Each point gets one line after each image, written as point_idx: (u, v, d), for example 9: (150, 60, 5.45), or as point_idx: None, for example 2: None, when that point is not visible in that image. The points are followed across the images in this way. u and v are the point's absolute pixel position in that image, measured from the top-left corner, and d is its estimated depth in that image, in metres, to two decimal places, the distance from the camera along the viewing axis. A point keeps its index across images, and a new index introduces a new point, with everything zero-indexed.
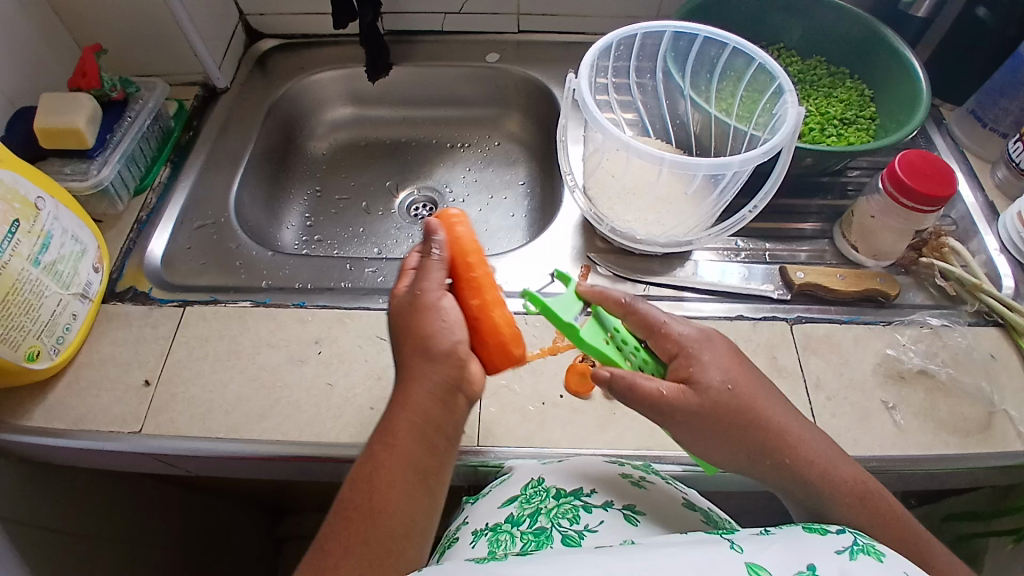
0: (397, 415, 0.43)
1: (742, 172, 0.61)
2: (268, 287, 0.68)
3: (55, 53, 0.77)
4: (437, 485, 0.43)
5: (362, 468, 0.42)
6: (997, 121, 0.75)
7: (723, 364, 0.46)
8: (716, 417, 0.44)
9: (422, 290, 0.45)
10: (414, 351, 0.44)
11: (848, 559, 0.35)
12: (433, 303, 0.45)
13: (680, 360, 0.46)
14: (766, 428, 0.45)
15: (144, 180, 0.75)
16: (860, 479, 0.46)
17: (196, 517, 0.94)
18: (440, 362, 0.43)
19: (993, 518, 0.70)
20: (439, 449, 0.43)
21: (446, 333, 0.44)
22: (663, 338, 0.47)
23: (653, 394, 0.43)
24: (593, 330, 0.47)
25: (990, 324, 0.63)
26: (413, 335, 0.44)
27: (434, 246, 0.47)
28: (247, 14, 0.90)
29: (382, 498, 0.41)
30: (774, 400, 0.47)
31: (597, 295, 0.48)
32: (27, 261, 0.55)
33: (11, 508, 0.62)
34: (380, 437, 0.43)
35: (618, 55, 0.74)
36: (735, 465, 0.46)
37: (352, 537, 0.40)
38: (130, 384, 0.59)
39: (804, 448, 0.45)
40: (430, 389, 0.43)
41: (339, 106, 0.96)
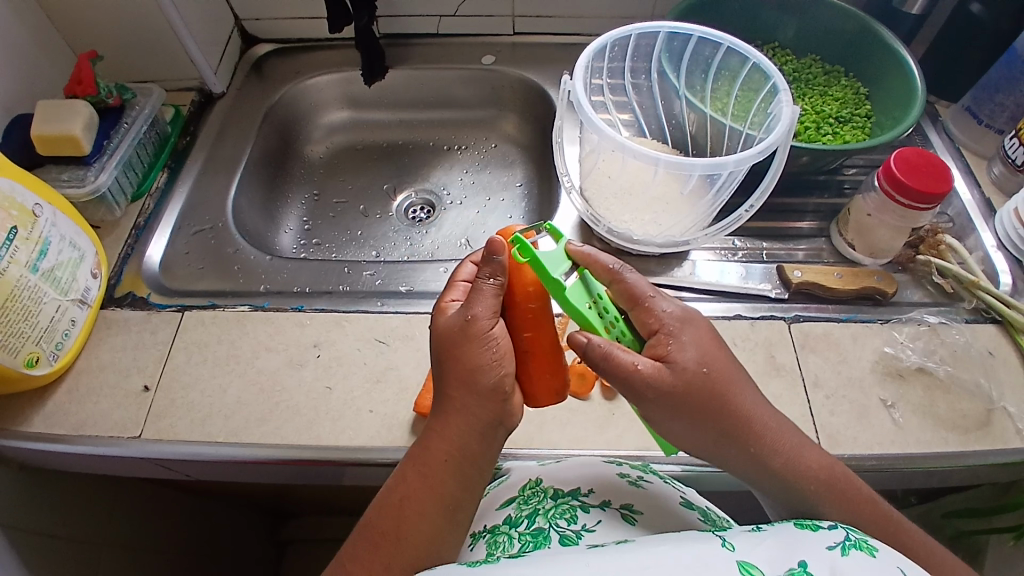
0: (432, 443, 0.44)
1: (738, 172, 0.61)
2: (266, 291, 0.68)
3: (51, 60, 0.77)
4: (465, 517, 0.44)
5: (393, 493, 0.43)
6: (993, 117, 0.75)
7: (702, 346, 0.45)
8: (690, 398, 0.43)
9: (473, 317, 0.43)
10: (456, 384, 0.43)
11: (839, 555, 0.35)
12: (483, 336, 0.43)
13: (659, 338, 0.44)
14: (737, 415, 0.44)
15: (142, 185, 0.75)
16: (825, 467, 0.46)
17: (197, 522, 0.94)
18: (482, 398, 0.43)
19: (994, 515, 0.70)
20: (470, 481, 0.44)
21: (492, 367, 0.43)
22: (645, 313, 0.45)
23: (628, 368, 0.41)
24: (579, 292, 0.45)
25: (988, 321, 0.64)
26: (457, 366, 0.43)
27: (491, 271, 0.44)
28: (243, 19, 0.90)
29: (410, 526, 0.42)
30: (747, 387, 0.46)
31: (588, 256, 0.45)
32: (25, 267, 0.55)
33: (12, 515, 0.63)
34: (414, 464, 0.44)
35: (613, 57, 0.74)
36: (699, 449, 0.46)
37: (378, 561, 0.41)
38: (129, 390, 0.60)
39: (771, 437, 0.45)
40: (466, 421, 0.43)
41: (336, 109, 0.96)
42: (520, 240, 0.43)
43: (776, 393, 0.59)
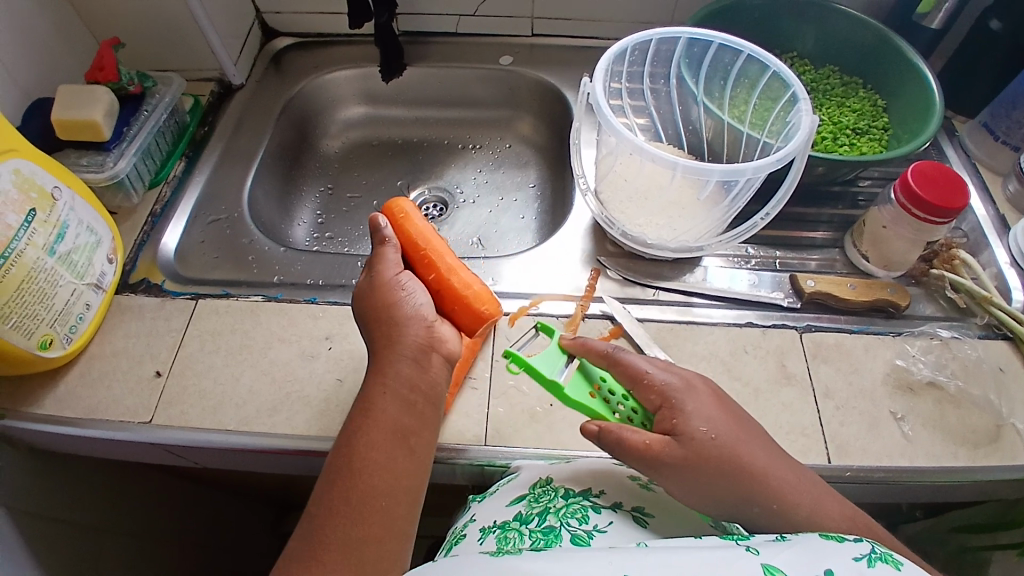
0: (374, 382, 0.48)
1: (755, 180, 0.61)
2: (279, 282, 0.69)
3: (72, 47, 0.78)
4: (419, 444, 0.46)
5: (345, 432, 0.46)
6: (1010, 134, 0.75)
7: (706, 413, 0.46)
8: (703, 468, 0.44)
9: (381, 273, 0.53)
10: (383, 322, 0.50)
11: (866, 566, 0.35)
12: (393, 281, 0.52)
13: (664, 412, 0.47)
14: (752, 478, 0.44)
15: (159, 174, 0.76)
16: (848, 517, 0.44)
17: (201, 512, 0.94)
18: (406, 326, 0.50)
19: (1000, 531, 0.70)
20: (416, 410, 0.47)
21: (408, 301, 0.51)
22: (647, 390, 0.48)
23: (638, 447, 0.45)
24: (579, 384, 0.51)
25: (1000, 337, 0.63)
26: (379, 306, 0.51)
27: (385, 236, 0.54)
28: (263, 12, 0.91)
29: (366, 456, 0.44)
30: (758, 445, 0.46)
31: (580, 347, 0.51)
32: (43, 250, 0.56)
33: (21, 496, 0.63)
34: (361, 401, 0.47)
35: (633, 61, 0.74)
36: (723, 514, 0.46)
37: (339, 497, 0.43)
38: (141, 376, 0.60)
39: (790, 492, 0.44)
40: (399, 351, 0.48)
41: (352, 105, 0.97)
42: (513, 353, 0.50)
43: (786, 401, 0.58)
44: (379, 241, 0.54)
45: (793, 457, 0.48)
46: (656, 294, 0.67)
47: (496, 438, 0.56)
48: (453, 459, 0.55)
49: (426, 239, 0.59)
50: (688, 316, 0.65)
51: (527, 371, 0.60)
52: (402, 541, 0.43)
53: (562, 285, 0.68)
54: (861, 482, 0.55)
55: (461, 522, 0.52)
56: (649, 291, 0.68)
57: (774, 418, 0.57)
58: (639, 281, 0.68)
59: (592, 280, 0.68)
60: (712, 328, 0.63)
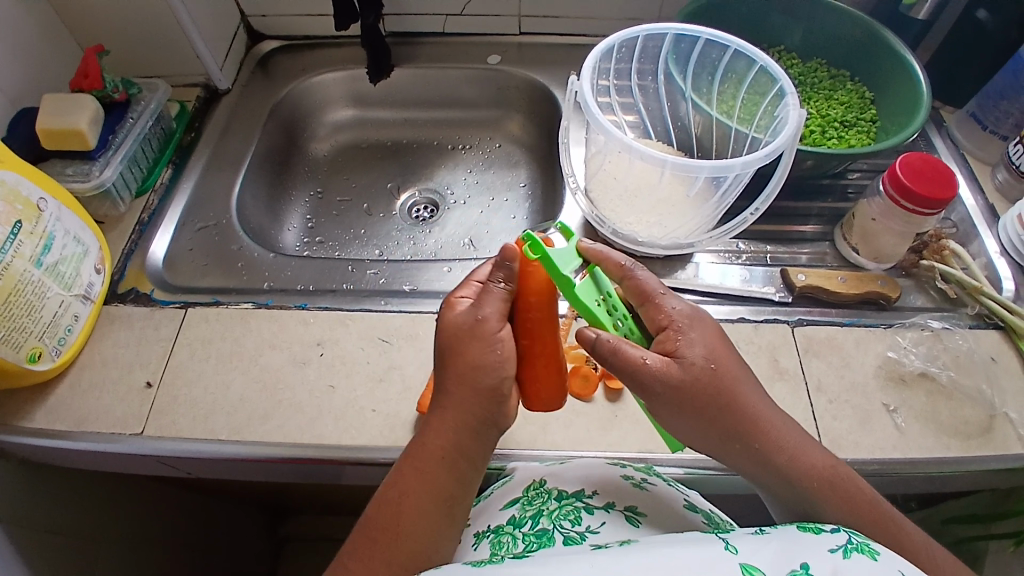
0: (430, 441, 0.44)
1: (744, 175, 0.61)
2: (270, 288, 0.68)
3: (56, 55, 0.77)
4: (461, 511, 0.44)
5: (390, 485, 0.44)
6: (998, 123, 0.75)
7: (709, 344, 0.46)
8: (694, 393, 0.44)
9: (483, 317, 0.45)
10: (456, 380, 0.44)
11: (841, 558, 0.36)
12: (489, 336, 0.45)
13: (668, 334, 0.45)
14: (743, 412, 0.45)
15: (146, 181, 0.75)
16: (828, 466, 0.46)
17: (197, 519, 0.94)
18: (480, 395, 0.44)
19: (994, 521, 0.70)
20: (465, 477, 0.45)
21: (495, 367, 0.45)
22: (655, 309, 0.46)
23: (636, 361, 0.42)
24: (590, 289, 0.45)
25: (990, 327, 0.64)
26: (459, 363, 0.44)
27: (503, 276, 0.45)
28: (249, 16, 0.90)
29: (410, 521, 0.42)
30: (752, 385, 0.46)
31: (599, 254, 0.46)
32: (30, 262, 0.55)
33: (12, 509, 0.63)
34: (413, 457, 0.44)
35: (620, 57, 0.73)
36: (701, 442, 0.46)
37: (379, 558, 0.41)
38: (131, 386, 0.59)
39: (776, 433, 0.46)
40: (464, 416, 0.44)
41: (341, 108, 0.96)
42: (532, 238, 0.43)
43: (779, 397, 0.58)
44: (492, 281, 0.45)
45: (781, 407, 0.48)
46: None
47: None
48: None
49: (543, 304, 0.46)
50: None
51: None
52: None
53: None
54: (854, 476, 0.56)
55: None
56: None
57: None
58: None
59: None
60: None
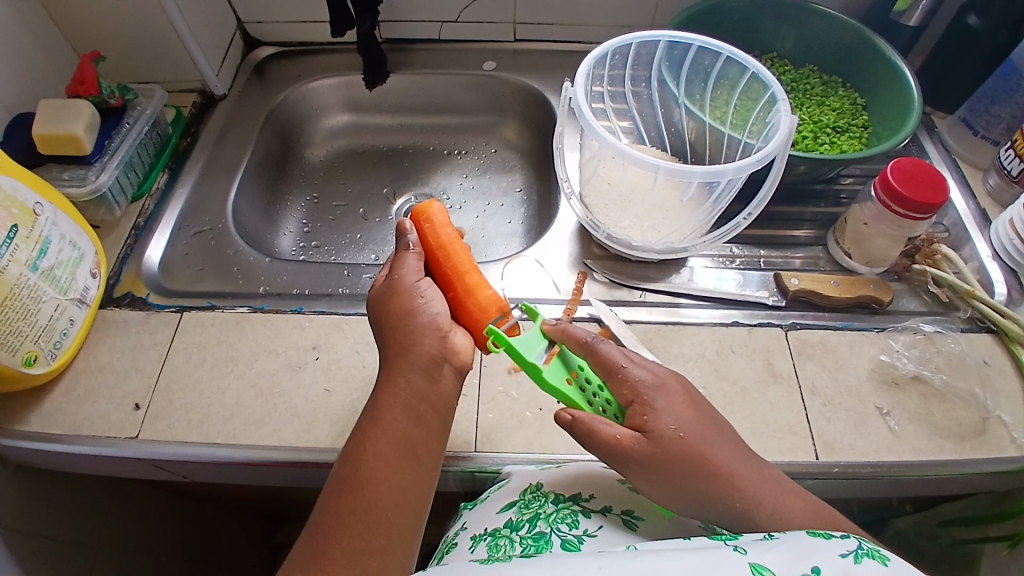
0: (384, 391, 0.46)
1: (736, 180, 0.61)
2: (265, 293, 0.68)
3: (53, 60, 0.77)
4: (427, 456, 0.46)
5: (352, 441, 0.46)
6: (989, 128, 0.76)
7: (676, 411, 0.46)
8: (667, 466, 0.44)
9: (401, 277, 0.51)
10: (397, 329, 0.48)
11: (852, 562, 0.36)
12: (410, 286, 0.50)
13: (635, 408, 0.46)
14: (718, 476, 0.44)
15: (142, 186, 0.75)
16: (812, 513, 0.44)
17: (192, 528, 0.93)
18: (420, 335, 0.48)
19: (989, 523, 0.70)
20: (425, 422, 0.46)
21: (423, 309, 0.49)
22: (620, 383, 0.47)
23: (609, 440, 0.44)
24: (557, 370, 0.48)
25: (983, 330, 0.64)
26: (394, 313, 0.49)
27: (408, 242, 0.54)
28: (246, 22, 0.91)
29: (369, 467, 0.43)
30: (727, 443, 0.46)
31: (561, 333, 0.48)
32: (25, 266, 0.55)
33: (9, 516, 0.63)
34: (369, 409, 0.47)
35: (614, 64, 0.74)
36: (685, 510, 0.45)
37: (343, 507, 0.42)
38: (127, 392, 0.59)
39: (752, 488, 0.44)
40: (410, 359, 0.47)
41: (337, 113, 0.97)
42: (494, 333, 0.47)
43: (774, 400, 0.59)
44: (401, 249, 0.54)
45: (763, 459, 0.47)
46: (643, 296, 0.68)
47: (485, 445, 0.56)
48: (446, 466, 0.55)
49: (446, 247, 0.55)
50: (674, 317, 0.65)
51: (514, 376, 0.60)
52: (406, 556, 0.43)
53: (550, 288, 0.68)
54: (849, 478, 0.56)
55: (454, 529, 0.53)
56: (636, 292, 0.68)
57: (762, 416, 0.58)
58: (625, 283, 0.68)
59: (580, 282, 0.68)
60: (698, 328, 0.64)
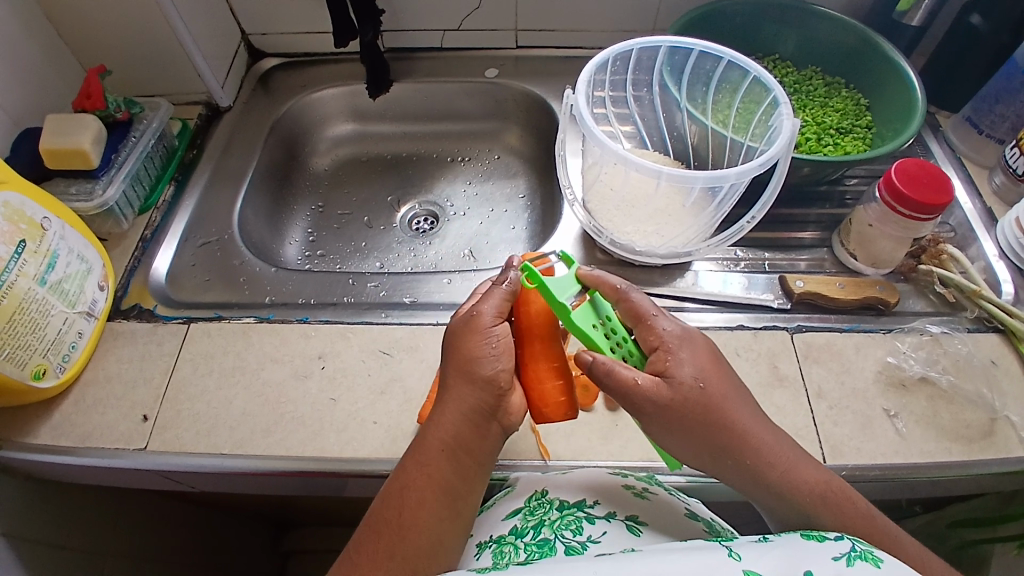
0: (431, 435, 0.46)
1: (739, 184, 0.62)
2: (271, 303, 0.69)
3: (59, 75, 0.78)
4: (466, 506, 0.46)
5: (394, 480, 0.46)
6: (993, 127, 0.76)
7: (699, 363, 0.46)
8: (684, 413, 0.45)
9: (479, 313, 0.48)
10: (455, 374, 0.47)
11: (844, 566, 0.36)
12: (485, 329, 0.47)
13: (659, 354, 0.46)
14: (735, 432, 0.46)
15: (149, 199, 0.76)
16: (824, 483, 0.46)
17: (200, 534, 0.94)
18: (477, 387, 0.46)
19: (999, 524, 0.70)
20: (467, 473, 0.46)
21: (490, 358, 0.46)
22: (647, 330, 0.47)
23: (628, 382, 0.43)
24: (585, 313, 0.47)
25: (991, 330, 0.64)
26: (458, 359, 0.47)
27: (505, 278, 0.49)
28: (249, 34, 0.92)
29: (411, 513, 0.44)
30: (744, 402, 0.47)
31: (596, 278, 0.48)
32: (34, 280, 0.56)
33: (18, 525, 0.63)
34: (414, 451, 0.47)
35: (616, 70, 0.75)
36: (689, 456, 0.47)
37: (382, 551, 0.43)
38: (135, 402, 0.60)
39: (767, 451, 0.46)
40: (464, 410, 0.46)
41: (341, 122, 0.97)
42: (529, 268, 0.47)
43: (780, 403, 0.59)
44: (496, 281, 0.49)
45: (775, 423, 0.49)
46: (647, 300, 0.68)
47: None
48: None
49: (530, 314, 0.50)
50: None
51: None
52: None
53: None
54: (856, 481, 0.56)
55: None
56: None
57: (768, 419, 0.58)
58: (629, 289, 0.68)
59: None
60: (703, 332, 0.64)
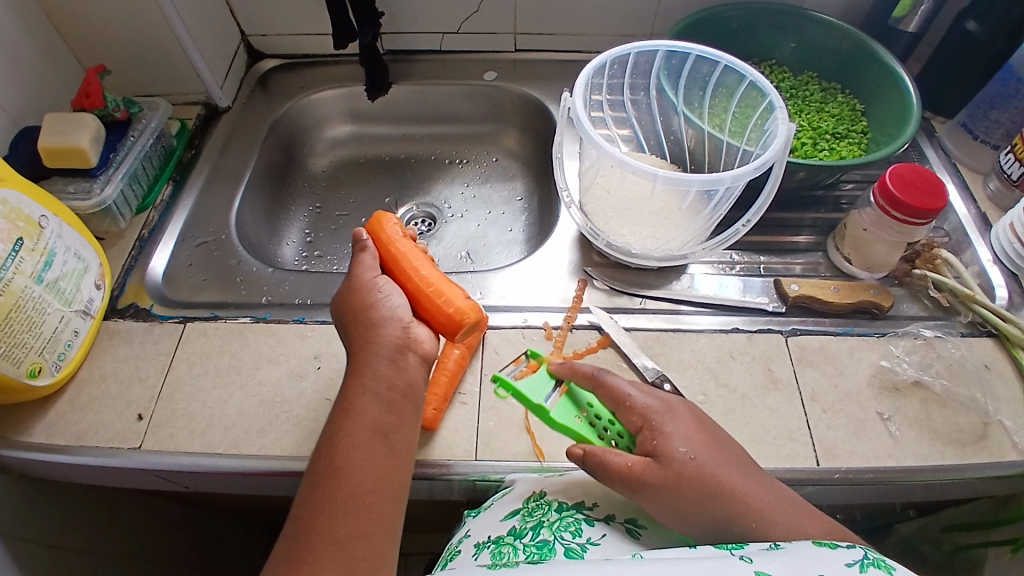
0: (353, 381, 0.47)
1: (735, 187, 0.62)
2: (268, 302, 0.69)
3: (58, 74, 0.78)
4: (402, 441, 0.46)
5: (326, 433, 0.46)
6: (989, 133, 0.76)
7: (687, 436, 0.47)
8: (680, 488, 0.45)
9: (360, 276, 0.53)
10: (360, 324, 0.49)
11: (858, 572, 0.35)
12: (368, 283, 0.52)
13: (646, 434, 0.48)
14: (732, 497, 0.44)
15: (146, 198, 0.76)
16: (825, 529, 0.43)
17: (195, 535, 0.94)
18: (382, 326, 0.49)
19: (994, 528, 0.70)
20: (398, 408, 0.47)
21: (383, 302, 0.51)
22: (628, 412, 0.50)
23: (621, 469, 0.46)
24: (566, 409, 0.57)
25: (984, 335, 0.64)
26: (358, 308, 0.50)
27: (364, 245, 0.55)
28: (249, 35, 0.92)
29: (344, 455, 0.44)
30: (740, 467, 0.46)
31: (567, 372, 0.56)
32: (31, 278, 0.56)
33: (12, 525, 0.63)
34: (339, 402, 0.47)
35: (613, 73, 0.75)
36: (700, 534, 0.45)
37: (323, 497, 0.42)
38: (130, 402, 0.60)
39: (768, 508, 0.44)
40: (377, 348, 0.48)
41: (340, 124, 0.98)
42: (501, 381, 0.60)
43: (774, 406, 0.59)
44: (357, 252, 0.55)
45: (779, 481, 0.47)
46: (643, 303, 0.68)
47: (485, 453, 0.56)
48: (447, 474, 0.56)
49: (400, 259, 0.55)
50: (674, 324, 0.65)
51: (514, 385, 0.60)
52: (389, 540, 0.43)
53: (550, 297, 0.69)
54: (850, 484, 0.56)
55: (456, 538, 0.53)
56: (636, 300, 0.68)
57: (761, 422, 0.58)
58: (625, 291, 0.69)
59: (580, 290, 0.68)
60: (698, 335, 0.64)
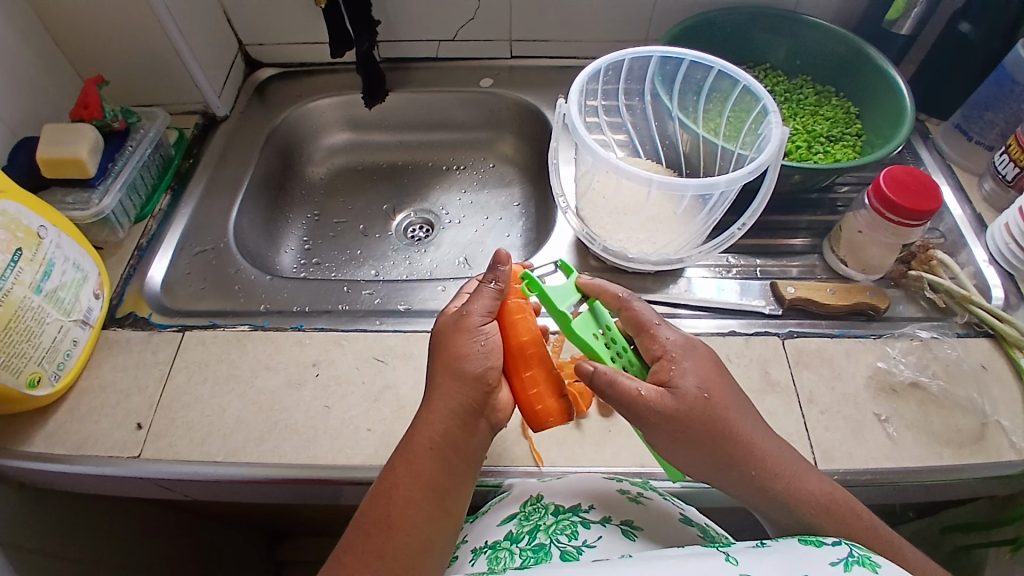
0: (419, 434, 0.46)
1: (729, 191, 0.62)
2: (266, 310, 0.69)
3: (57, 85, 0.79)
4: (456, 505, 0.47)
5: (384, 479, 0.46)
6: (983, 134, 0.77)
7: (702, 374, 0.47)
8: (687, 423, 0.45)
9: (468, 312, 0.48)
10: (444, 372, 0.47)
11: (842, 572, 0.36)
12: (474, 327, 0.47)
13: (662, 363, 0.47)
14: (738, 443, 0.46)
15: (145, 208, 0.77)
16: (826, 492, 0.47)
17: (194, 544, 0.93)
18: (466, 385, 0.46)
19: (993, 529, 0.70)
20: (458, 472, 0.47)
21: (478, 356, 0.47)
22: (650, 339, 0.48)
23: (631, 393, 0.44)
24: (587, 323, 0.49)
25: (981, 335, 0.64)
26: (448, 355, 0.47)
27: (493, 276, 0.49)
28: (247, 44, 0.93)
29: (399, 513, 0.45)
30: (747, 414, 0.48)
31: (597, 287, 0.50)
32: (30, 289, 0.56)
33: (11, 534, 0.63)
34: (402, 450, 0.47)
35: (607, 79, 0.75)
36: (695, 470, 0.47)
37: (371, 549, 0.44)
38: (129, 411, 0.60)
39: (771, 460, 0.47)
40: (450, 407, 0.46)
41: (337, 132, 0.98)
42: (530, 277, 0.48)
43: (771, 409, 0.59)
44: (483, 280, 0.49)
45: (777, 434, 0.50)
46: None
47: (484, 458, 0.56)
48: None
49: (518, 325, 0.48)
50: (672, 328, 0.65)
51: None
52: None
53: None
54: (848, 486, 0.56)
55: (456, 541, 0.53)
56: None
57: None
58: None
59: None
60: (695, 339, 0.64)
